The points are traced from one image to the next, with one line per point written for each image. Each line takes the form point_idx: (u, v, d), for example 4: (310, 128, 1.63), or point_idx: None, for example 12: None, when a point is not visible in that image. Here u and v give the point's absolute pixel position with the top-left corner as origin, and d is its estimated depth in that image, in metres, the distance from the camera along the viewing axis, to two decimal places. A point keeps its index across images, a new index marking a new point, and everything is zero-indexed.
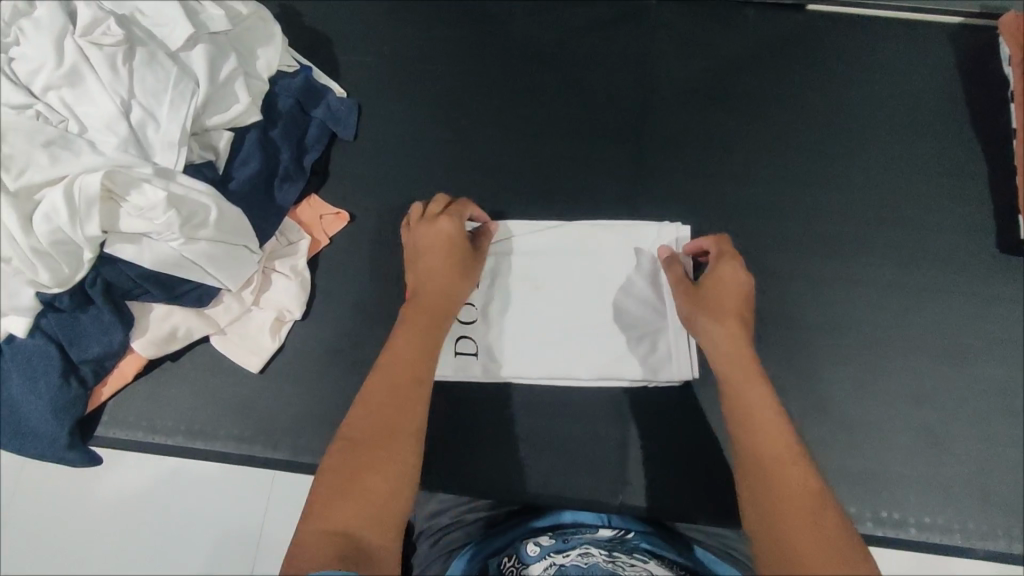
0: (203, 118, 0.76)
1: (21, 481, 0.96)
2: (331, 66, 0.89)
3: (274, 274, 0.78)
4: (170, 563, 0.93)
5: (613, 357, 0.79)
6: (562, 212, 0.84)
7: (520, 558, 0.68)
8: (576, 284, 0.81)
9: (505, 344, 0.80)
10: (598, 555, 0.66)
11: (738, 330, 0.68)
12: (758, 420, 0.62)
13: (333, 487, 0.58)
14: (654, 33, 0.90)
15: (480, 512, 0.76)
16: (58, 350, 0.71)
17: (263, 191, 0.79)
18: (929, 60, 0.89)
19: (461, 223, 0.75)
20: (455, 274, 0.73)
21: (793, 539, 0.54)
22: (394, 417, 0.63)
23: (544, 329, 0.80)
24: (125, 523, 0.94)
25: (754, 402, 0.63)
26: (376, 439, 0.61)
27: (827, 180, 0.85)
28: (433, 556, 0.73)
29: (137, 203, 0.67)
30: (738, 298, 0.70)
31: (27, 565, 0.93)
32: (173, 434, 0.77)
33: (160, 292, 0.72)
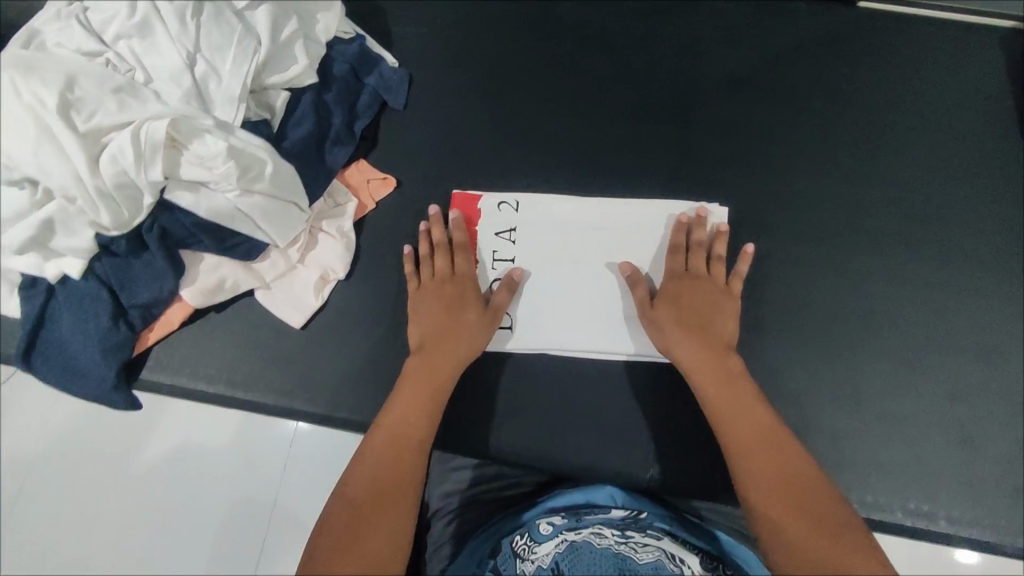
0: (263, 76, 0.78)
1: (66, 420, 1.01)
2: (385, 36, 0.91)
3: (321, 234, 0.80)
4: (201, 507, 0.98)
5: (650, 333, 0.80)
6: (604, 190, 0.85)
7: (533, 536, 0.71)
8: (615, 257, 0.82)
9: (537, 319, 0.81)
10: (611, 536, 0.71)
11: (699, 324, 0.74)
12: (744, 426, 0.67)
13: (333, 545, 0.60)
14: (704, 20, 0.91)
15: (497, 493, 0.78)
16: (109, 293, 0.74)
17: (314, 152, 0.80)
18: (981, 61, 0.89)
19: (465, 285, 0.78)
20: (459, 334, 0.75)
21: (826, 556, 0.57)
22: (390, 478, 0.65)
23: (576, 307, 0.81)
24: (160, 467, 0.99)
25: (735, 408, 0.68)
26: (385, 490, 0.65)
27: (870, 173, 0.85)
28: (445, 537, 0.75)
29: (198, 151, 0.69)
30: (696, 291, 0.77)
31: (70, 499, 0.99)
32: (214, 381, 0.78)
33: (212, 242, 0.74)
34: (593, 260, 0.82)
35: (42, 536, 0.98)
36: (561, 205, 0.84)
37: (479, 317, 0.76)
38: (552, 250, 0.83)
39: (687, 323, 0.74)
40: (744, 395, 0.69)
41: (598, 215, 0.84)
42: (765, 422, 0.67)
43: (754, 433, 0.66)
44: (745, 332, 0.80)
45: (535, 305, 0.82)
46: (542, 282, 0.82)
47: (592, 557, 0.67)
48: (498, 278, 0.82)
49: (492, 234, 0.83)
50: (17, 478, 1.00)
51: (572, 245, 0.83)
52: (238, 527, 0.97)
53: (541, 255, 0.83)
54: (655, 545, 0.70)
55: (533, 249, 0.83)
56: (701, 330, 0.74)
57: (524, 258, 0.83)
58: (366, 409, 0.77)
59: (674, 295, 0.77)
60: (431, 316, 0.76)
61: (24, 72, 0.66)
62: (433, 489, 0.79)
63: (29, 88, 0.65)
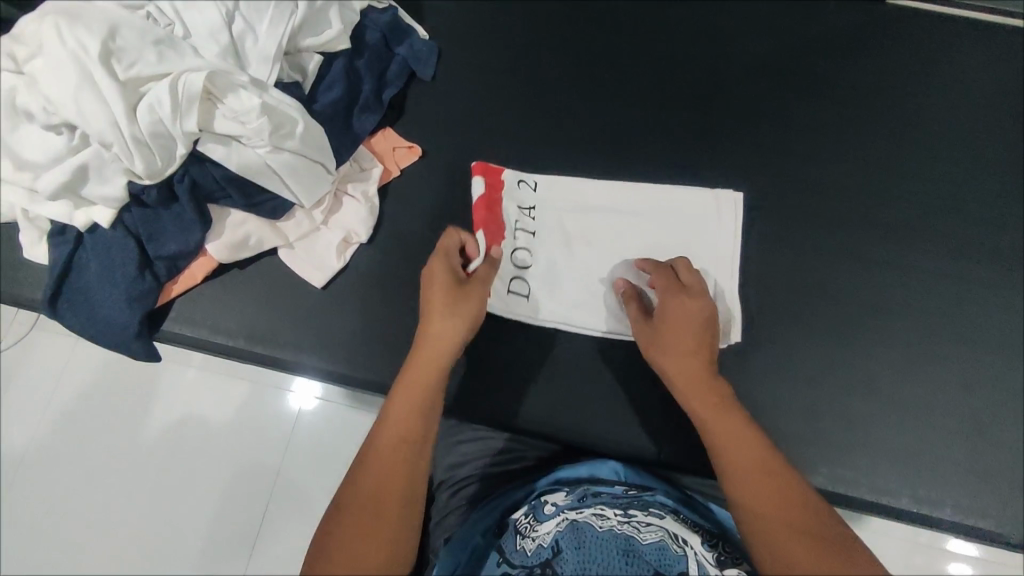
0: (298, 39, 0.79)
1: (75, 379, 1.01)
2: (416, 8, 0.92)
3: (346, 197, 0.82)
4: (206, 468, 0.97)
5: None
6: (626, 169, 0.86)
7: (536, 516, 0.69)
8: (637, 238, 0.84)
9: (558, 290, 0.83)
10: (614, 517, 0.67)
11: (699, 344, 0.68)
12: (741, 457, 0.61)
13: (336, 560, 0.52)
14: (731, 9, 0.92)
15: (501, 466, 0.79)
16: (136, 244, 0.75)
17: (343, 117, 0.82)
18: (1005, 60, 0.89)
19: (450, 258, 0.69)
20: (464, 307, 0.65)
21: None
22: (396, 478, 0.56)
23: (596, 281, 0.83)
24: (164, 427, 0.98)
25: (733, 433, 0.62)
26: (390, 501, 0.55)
27: (891, 166, 0.86)
28: (451, 507, 0.77)
29: (233, 106, 0.71)
30: (701, 312, 0.69)
31: (73, 456, 0.98)
32: (233, 338, 0.79)
33: (240, 198, 0.76)
34: (614, 239, 0.84)
35: (47, 495, 0.97)
36: (593, 180, 0.86)
37: (473, 296, 0.66)
38: (575, 229, 0.85)
39: (687, 345, 0.68)
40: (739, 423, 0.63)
41: (626, 195, 0.85)
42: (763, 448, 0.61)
43: (756, 464, 0.60)
44: (760, 315, 0.80)
45: (556, 280, 0.83)
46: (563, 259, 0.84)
47: (593, 538, 0.63)
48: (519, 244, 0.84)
49: (519, 204, 0.84)
50: (24, 436, 0.99)
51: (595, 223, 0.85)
52: (246, 491, 0.96)
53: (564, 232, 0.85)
54: (658, 525, 0.67)
55: (556, 227, 0.85)
56: (696, 351, 0.68)
57: (547, 234, 0.85)
58: (382, 370, 0.78)
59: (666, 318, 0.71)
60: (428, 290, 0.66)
61: (69, 20, 0.68)
62: (437, 462, 0.80)
63: (73, 35, 0.67)
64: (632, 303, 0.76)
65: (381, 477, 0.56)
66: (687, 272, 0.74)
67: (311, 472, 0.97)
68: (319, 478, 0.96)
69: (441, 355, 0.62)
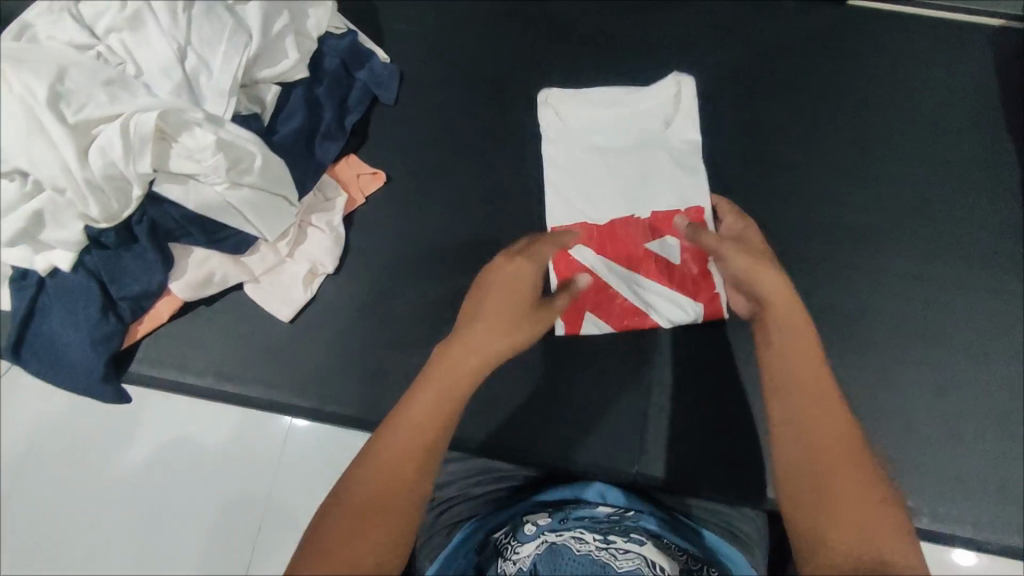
0: (253, 71, 0.78)
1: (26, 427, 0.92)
2: (376, 32, 0.91)
3: (310, 228, 0.80)
4: (173, 516, 0.90)
5: (583, 190, 0.85)
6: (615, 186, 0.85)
7: (517, 537, 0.69)
8: (634, 165, 0.85)
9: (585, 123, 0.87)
10: (593, 543, 0.70)
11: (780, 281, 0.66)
12: (801, 374, 0.60)
13: (367, 487, 0.51)
14: (694, 17, 0.91)
15: (487, 487, 0.76)
16: (98, 286, 0.74)
17: (304, 146, 0.81)
18: (968, 60, 0.89)
19: (530, 266, 0.69)
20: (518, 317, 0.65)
21: (841, 523, 0.51)
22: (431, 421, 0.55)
23: (677, 185, 0.84)
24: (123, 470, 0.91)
25: (797, 359, 0.61)
26: (396, 490, 0.51)
27: (858, 169, 0.85)
28: (437, 526, 0.73)
29: (188, 144, 0.70)
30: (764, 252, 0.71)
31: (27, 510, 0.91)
32: (202, 376, 0.78)
33: (202, 235, 0.74)
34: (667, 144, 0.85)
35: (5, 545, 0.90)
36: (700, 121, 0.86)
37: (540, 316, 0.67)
38: (615, 120, 0.87)
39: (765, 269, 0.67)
40: (809, 348, 0.62)
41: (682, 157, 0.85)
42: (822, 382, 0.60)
43: (811, 385, 0.59)
44: (731, 327, 0.80)
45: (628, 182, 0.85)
46: (622, 162, 0.85)
47: (569, 565, 0.67)
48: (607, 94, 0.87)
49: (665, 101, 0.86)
50: None
51: (631, 113, 0.87)
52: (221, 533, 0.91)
53: (604, 119, 0.87)
54: (636, 552, 0.69)
55: (595, 110, 0.87)
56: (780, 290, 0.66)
57: (584, 115, 0.87)
58: (353, 402, 0.77)
59: (749, 276, 0.67)
60: (498, 284, 0.68)
61: (15, 65, 0.66)
62: None
63: (20, 81, 0.66)
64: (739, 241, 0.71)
65: (387, 460, 0.53)
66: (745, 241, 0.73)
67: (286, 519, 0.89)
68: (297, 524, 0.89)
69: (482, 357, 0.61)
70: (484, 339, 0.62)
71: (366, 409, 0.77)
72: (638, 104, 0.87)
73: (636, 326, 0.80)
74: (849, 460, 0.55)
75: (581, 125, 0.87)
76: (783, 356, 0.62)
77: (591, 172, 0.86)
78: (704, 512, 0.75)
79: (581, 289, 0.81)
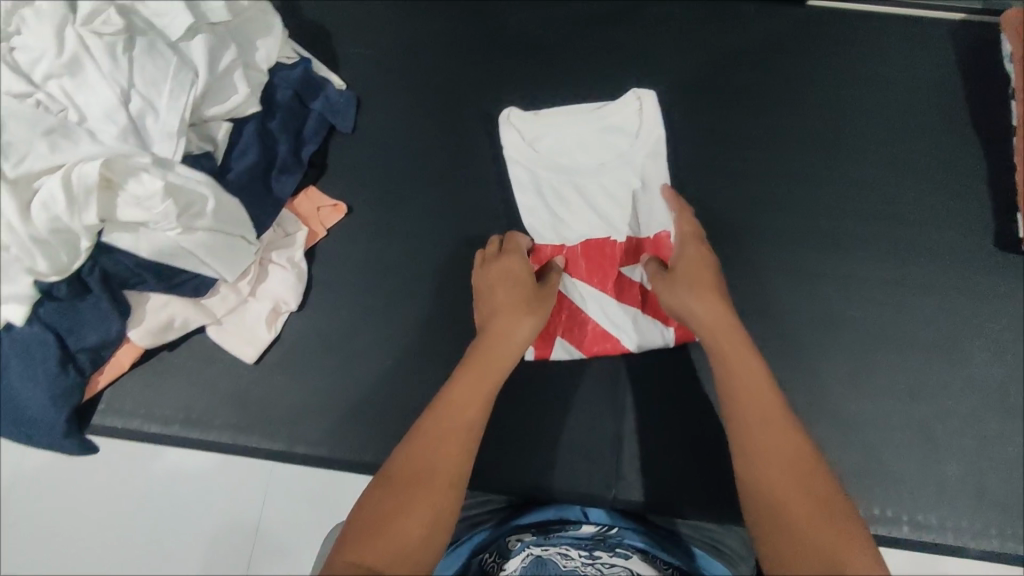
0: (202, 109, 0.76)
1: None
2: (331, 59, 0.89)
3: (271, 265, 0.79)
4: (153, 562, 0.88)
5: (553, 214, 0.83)
6: (584, 204, 0.83)
7: (501, 555, 0.69)
8: (602, 185, 0.84)
9: (549, 143, 0.85)
10: (579, 559, 0.67)
11: (719, 308, 0.68)
12: (753, 405, 0.61)
13: (408, 468, 0.58)
14: (653, 26, 0.90)
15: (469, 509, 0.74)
16: (55, 338, 0.72)
17: (260, 182, 0.79)
18: (930, 56, 0.89)
19: (519, 260, 0.76)
20: (523, 308, 0.71)
21: (805, 547, 0.51)
22: (464, 411, 0.63)
23: (644, 207, 0.83)
24: (100, 516, 0.90)
25: (749, 388, 0.62)
26: (434, 470, 0.58)
27: (824, 174, 0.85)
28: None
29: (135, 191, 0.68)
30: (711, 278, 0.71)
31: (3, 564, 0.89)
32: (169, 423, 0.76)
33: (158, 281, 0.73)
34: (632, 166, 0.84)
35: None
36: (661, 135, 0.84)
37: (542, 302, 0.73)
38: (579, 141, 0.85)
39: (703, 294, 0.69)
40: (758, 376, 0.63)
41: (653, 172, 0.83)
42: (774, 407, 0.60)
43: (763, 413, 0.60)
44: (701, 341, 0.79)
45: (593, 207, 0.83)
46: (587, 185, 0.84)
47: None
48: (569, 112, 0.85)
49: (627, 115, 0.85)
50: None
51: (596, 133, 0.85)
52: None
53: (570, 141, 0.85)
54: (622, 566, 0.67)
55: (559, 130, 0.85)
56: (723, 320, 0.67)
57: (548, 138, 0.85)
58: (324, 441, 0.76)
59: (684, 304, 0.69)
60: (497, 283, 0.74)
61: None
62: None
63: None
64: (680, 266, 0.73)
65: (428, 446, 0.60)
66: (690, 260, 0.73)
67: (267, 559, 0.88)
68: (278, 563, 0.87)
69: (502, 350, 0.69)
70: (502, 336, 0.70)
71: (338, 447, 0.76)
72: (605, 122, 0.85)
73: (606, 350, 0.79)
74: (807, 483, 0.55)
75: (546, 145, 0.85)
76: (734, 389, 0.63)
77: (561, 194, 0.84)
78: (691, 530, 0.74)
79: (552, 313, 0.81)
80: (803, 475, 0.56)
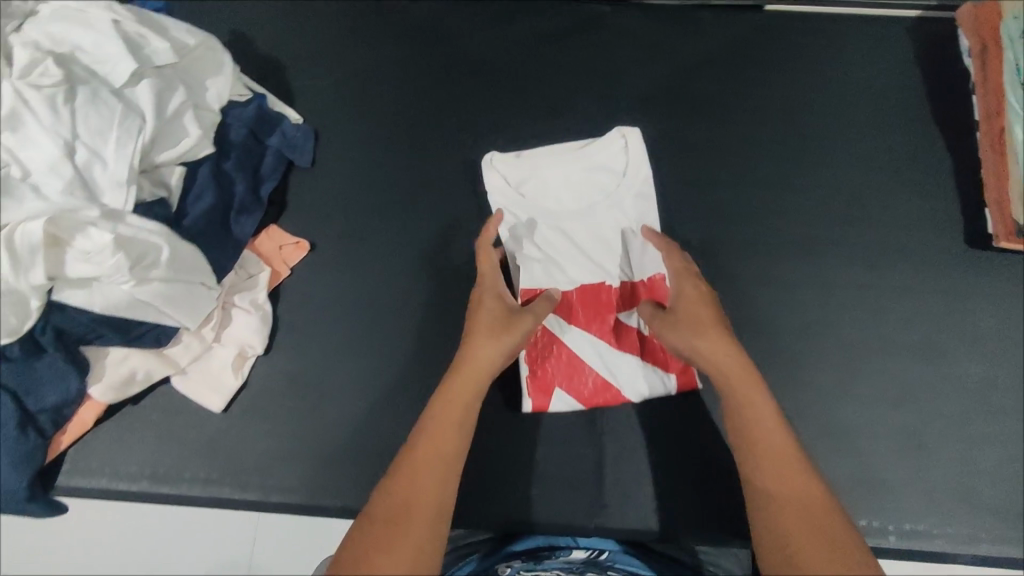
0: (152, 154, 0.73)
1: None
2: (285, 92, 0.87)
3: (234, 309, 0.77)
4: None
5: (542, 257, 0.81)
6: (574, 248, 0.82)
7: None
8: (592, 228, 0.82)
9: (535, 187, 0.83)
10: None
11: (724, 343, 0.66)
12: (764, 441, 0.59)
13: (389, 505, 0.56)
14: (610, 40, 0.89)
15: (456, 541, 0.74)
16: (12, 398, 0.68)
17: (219, 225, 0.77)
18: (889, 55, 0.88)
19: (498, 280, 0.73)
20: (502, 330, 0.69)
21: None
22: (445, 442, 0.61)
23: (636, 251, 0.81)
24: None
25: (758, 423, 0.60)
26: (416, 506, 0.56)
27: (792, 181, 0.84)
28: None
29: (83, 246, 0.66)
30: (711, 313, 0.69)
31: None
32: (137, 479, 0.74)
33: (116, 335, 0.70)
34: (621, 209, 0.82)
35: None
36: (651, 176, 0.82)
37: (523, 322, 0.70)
38: (566, 182, 0.83)
39: (705, 331, 0.67)
40: (765, 410, 0.61)
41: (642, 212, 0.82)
42: (782, 444, 0.59)
43: (773, 448, 0.59)
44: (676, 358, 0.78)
45: (583, 252, 0.82)
46: (575, 229, 0.82)
47: None
48: (555, 153, 0.83)
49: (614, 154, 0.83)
50: None
51: (583, 175, 0.83)
52: None
53: (557, 183, 0.83)
54: None
55: (546, 173, 0.83)
56: (728, 355, 0.65)
57: (533, 181, 0.83)
58: (299, 488, 0.74)
59: (689, 343, 0.67)
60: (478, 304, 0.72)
61: None
62: None
63: None
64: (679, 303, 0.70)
65: (410, 481, 0.58)
66: (689, 296, 0.71)
67: None
68: None
69: (479, 374, 0.66)
70: (482, 360, 0.67)
71: (313, 492, 0.74)
72: (591, 162, 0.83)
73: (608, 401, 0.78)
74: (819, 521, 0.54)
75: (531, 189, 0.83)
76: (743, 426, 0.61)
77: (549, 238, 0.82)
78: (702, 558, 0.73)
79: (553, 362, 0.79)
80: (815, 510, 0.55)
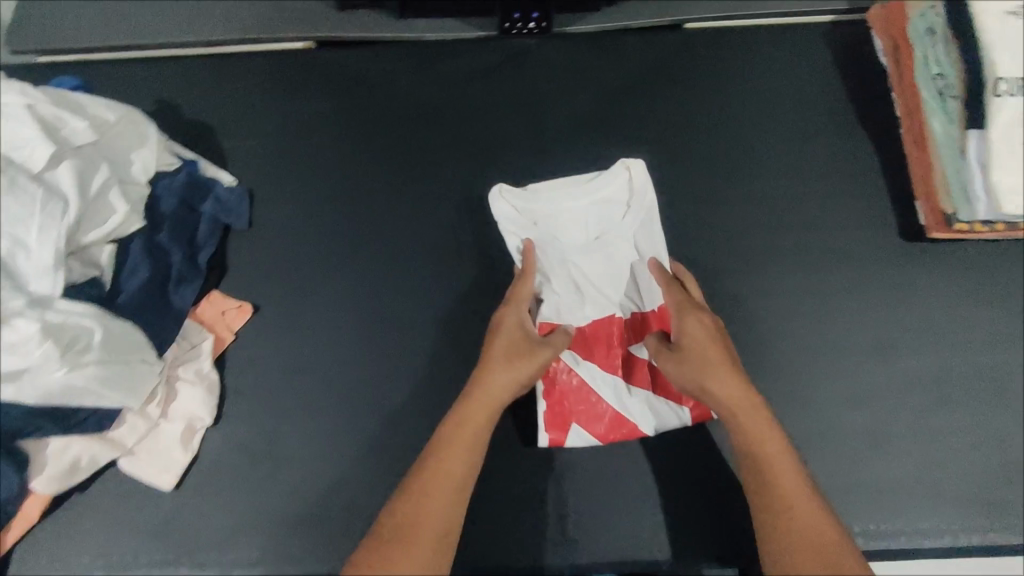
0: (78, 235, 0.71)
1: None
2: (217, 155, 0.87)
3: (179, 382, 0.75)
4: None
5: (551, 287, 0.80)
6: (582, 279, 0.81)
7: None
8: (598, 259, 0.82)
9: (541, 218, 0.82)
10: None
11: (734, 379, 0.67)
12: (779, 478, 0.62)
13: (393, 532, 0.60)
14: (537, 71, 0.90)
15: None
16: None
17: (157, 297, 0.75)
18: (808, 60, 0.91)
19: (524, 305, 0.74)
20: (522, 361, 0.69)
21: None
22: (453, 473, 0.63)
23: (644, 280, 0.81)
24: None
25: (772, 462, 0.63)
26: (419, 536, 0.60)
27: (727, 193, 0.85)
28: None
29: (5, 340, 0.61)
30: (720, 350, 0.68)
31: None
32: (89, 570, 0.72)
33: (55, 425, 0.67)
34: (626, 238, 0.82)
35: None
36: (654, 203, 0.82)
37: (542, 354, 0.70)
38: (573, 213, 0.82)
39: (714, 369, 0.67)
40: (778, 447, 0.64)
41: (647, 239, 0.81)
42: (797, 482, 0.62)
43: (787, 486, 0.62)
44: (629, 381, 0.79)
45: (591, 282, 0.81)
46: (583, 259, 0.82)
47: None
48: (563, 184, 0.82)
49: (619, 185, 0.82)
50: None
51: (589, 206, 0.82)
52: None
53: (565, 213, 0.82)
54: None
55: (553, 204, 0.81)
56: (739, 392, 0.66)
57: (541, 211, 0.82)
58: (258, 559, 0.72)
59: (700, 382, 0.67)
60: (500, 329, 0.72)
61: None
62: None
63: None
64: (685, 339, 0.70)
65: (415, 512, 0.61)
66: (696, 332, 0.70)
67: None
68: None
69: (490, 403, 0.67)
70: (499, 390, 0.68)
71: (272, 562, 0.72)
72: (597, 191, 0.82)
73: (625, 436, 0.76)
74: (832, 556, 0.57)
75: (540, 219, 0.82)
76: (758, 465, 0.63)
77: (557, 269, 0.81)
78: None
79: (571, 399, 0.78)
80: (830, 547, 0.58)
